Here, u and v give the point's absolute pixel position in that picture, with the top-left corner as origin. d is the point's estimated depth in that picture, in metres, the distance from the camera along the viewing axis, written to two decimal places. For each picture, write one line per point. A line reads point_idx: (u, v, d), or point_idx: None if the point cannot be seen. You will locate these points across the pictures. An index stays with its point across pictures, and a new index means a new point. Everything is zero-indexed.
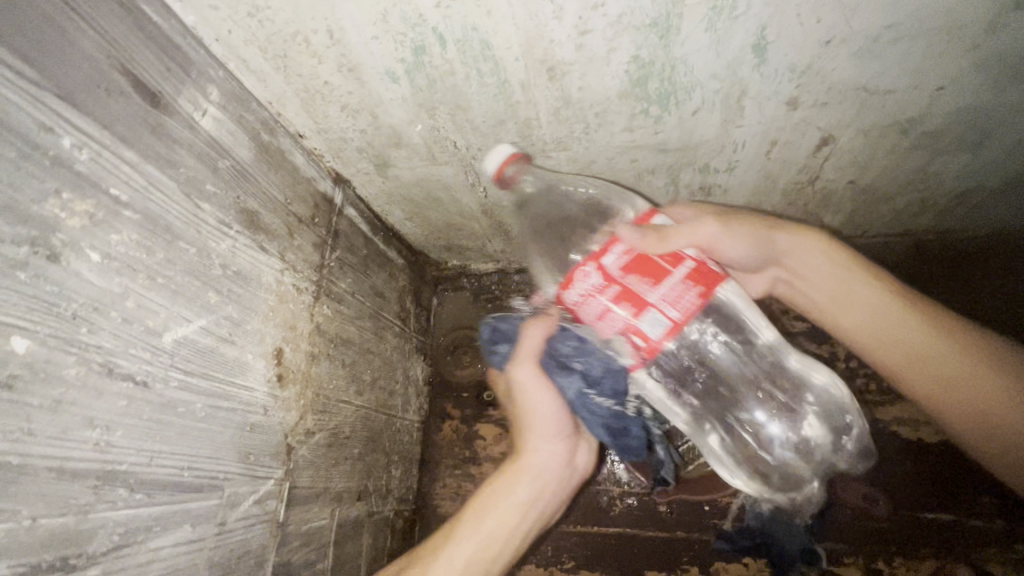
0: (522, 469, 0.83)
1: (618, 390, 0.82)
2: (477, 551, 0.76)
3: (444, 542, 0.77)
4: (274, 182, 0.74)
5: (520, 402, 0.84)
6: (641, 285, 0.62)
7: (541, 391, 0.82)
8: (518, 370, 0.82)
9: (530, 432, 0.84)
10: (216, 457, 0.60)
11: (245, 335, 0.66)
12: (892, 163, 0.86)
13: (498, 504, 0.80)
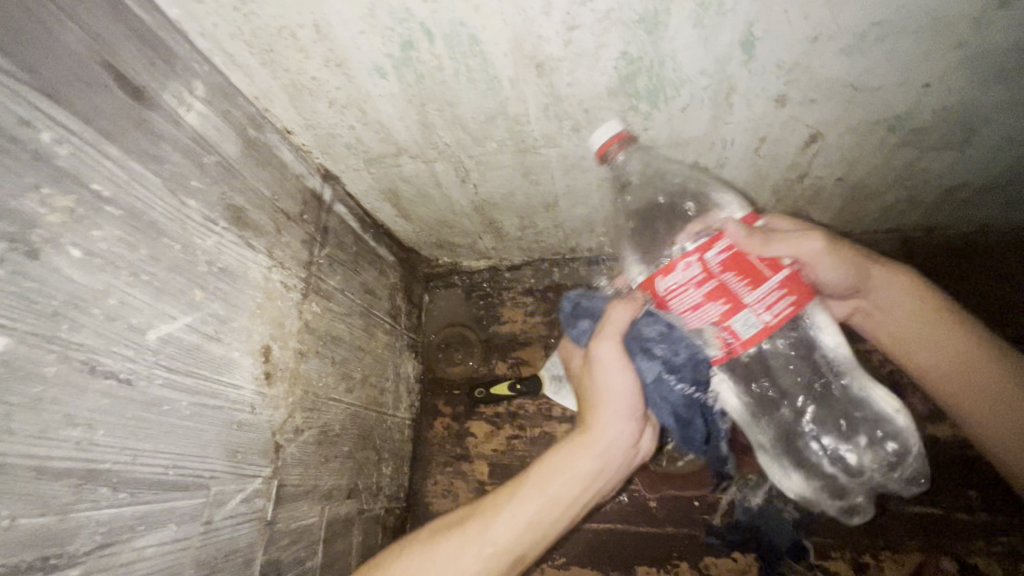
0: (591, 438, 0.76)
1: (698, 379, 0.77)
2: (536, 519, 0.73)
3: (502, 506, 0.74)
4: (261, 178, 0.74)
5: (597, 373, 0.78)
6: (739, 284, 0.62)
7: (620, 366, 0.76)
8: (601, 343, 0.77)
9: (601, 402, 0.77)
10: (202, 455, 0.59)
11: (232, 333, 0.65)
12: (881, 161, 0.86)
13: (561, 472, 0.75)
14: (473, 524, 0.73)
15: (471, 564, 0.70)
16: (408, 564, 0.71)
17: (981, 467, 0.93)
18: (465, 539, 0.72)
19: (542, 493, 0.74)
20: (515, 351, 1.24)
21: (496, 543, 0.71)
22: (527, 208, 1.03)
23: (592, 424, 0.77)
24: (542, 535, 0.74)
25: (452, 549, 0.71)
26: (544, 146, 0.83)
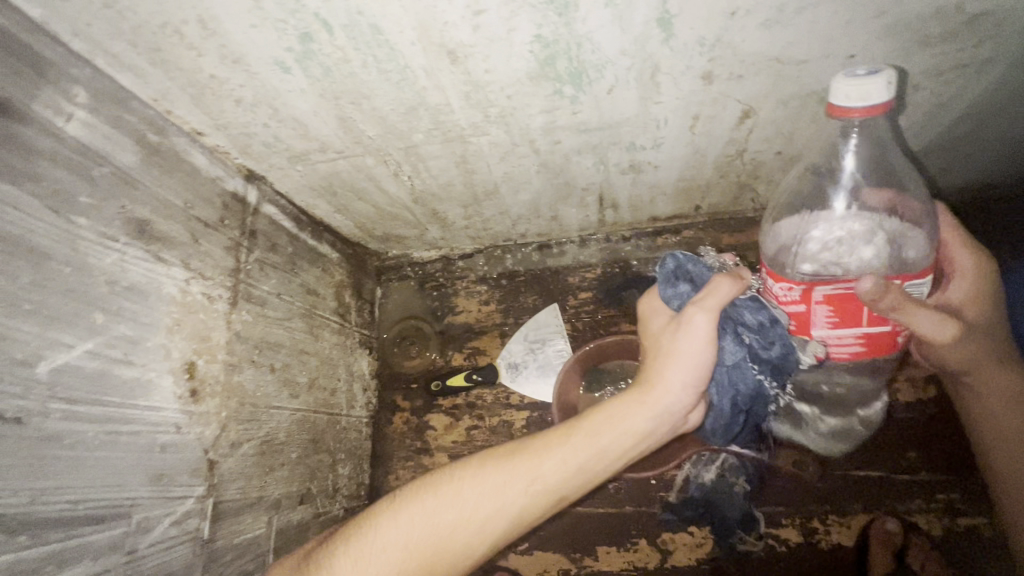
0: (655, 394, 0.66)
1: (778, 372, 0.77)
2: (588, 466, 0.64)
3: (553, 445, 0.65)
4: (168, 187, 0.69)
5: (680, 339, 0.67)
6: (822, 320, 0.64)
7: (709, 339, 0.66)
8: (700, 310, 0.66)
9: (670, 365, 0.67)
10: (119, 484, 0.57)
11: (146, 353, 0.62)
12: (818, 133, 0.85)
13: (620, 416, 0.65)
14: (520, 457, 0.64)
15: (515, 498, 0.62)
16: (445, 487, 0.64)
17: (922, 429, 0.95)
18: (510, 474, 0.63)
19: (596, 438, 0.65)
20: (470, 341, 1.22)
21: (543, 480, 0.63)
22: (467, 197, 1.01)
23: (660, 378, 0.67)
24: (589, 484, 0.65)
25: (494, 483, 0.63)
26: (472, 135, 0.80)
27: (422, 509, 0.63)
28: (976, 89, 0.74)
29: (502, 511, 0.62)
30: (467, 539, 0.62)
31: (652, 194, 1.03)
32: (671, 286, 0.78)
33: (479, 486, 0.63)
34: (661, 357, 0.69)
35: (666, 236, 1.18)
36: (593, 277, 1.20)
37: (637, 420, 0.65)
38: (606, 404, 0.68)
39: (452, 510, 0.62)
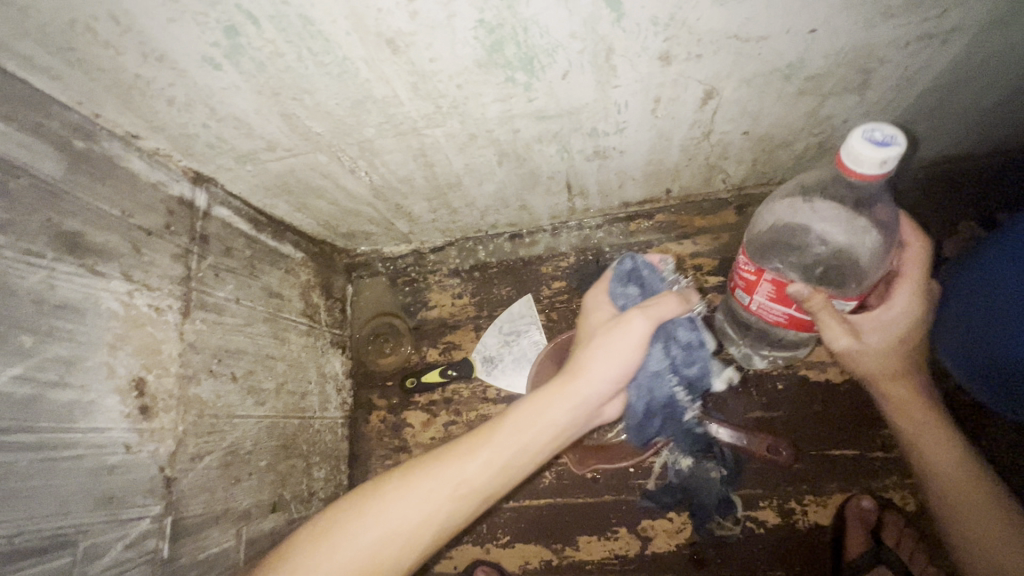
0: (578, 388, 0.69)
1: (690, 378, 0.87)
2: (511, 463, 0.65)
3: (475, 448, 0.65)
4: (101, 196, 0.66)
5: (615, 340, 0.70)
6: (764, 293, 0.70)
7: (640, 342, 0.70)
8: (641, 314, 0.70)
9: (602, 365, 0.69)
10: (61, 512, 0.55)
11: (85, 373, 0.60)
12: (784, 111, 0.82)
13: (542, 407, 0.67)
14: (443, 464, 0.64)
15: (440, 505, 0.62)
16: (362, 506, 0.62)
17: None
18: (433, 481, 0.63)
19: (520, 434, 0.66)
20: (445, 335, 1.20)
21: (468, 482, 0.63)
22: (430, 191, 0.97)
23: (584, 372, 0.69)
24: (514, 480, 0.67)
25: (417, 494, 0.62)
26: (427, 127, 0.77)
27: (347, 526, 0.61)
28: (942, 60, 0.72)
29: (429, 520, 0.62)
30: (393, 554, 0.60)
31: (621, 179, 1.01)
32: (622, 284, 0.83)
33: (405, 499, 0.62)
34: (589, 352, 0.70)
35: (638, 221, 1.16)
36: (567, 265, 1.18)
37: (555, 412, 0.67)
38: (524, 399, 0.69)
39: (374, 531, 0.60)
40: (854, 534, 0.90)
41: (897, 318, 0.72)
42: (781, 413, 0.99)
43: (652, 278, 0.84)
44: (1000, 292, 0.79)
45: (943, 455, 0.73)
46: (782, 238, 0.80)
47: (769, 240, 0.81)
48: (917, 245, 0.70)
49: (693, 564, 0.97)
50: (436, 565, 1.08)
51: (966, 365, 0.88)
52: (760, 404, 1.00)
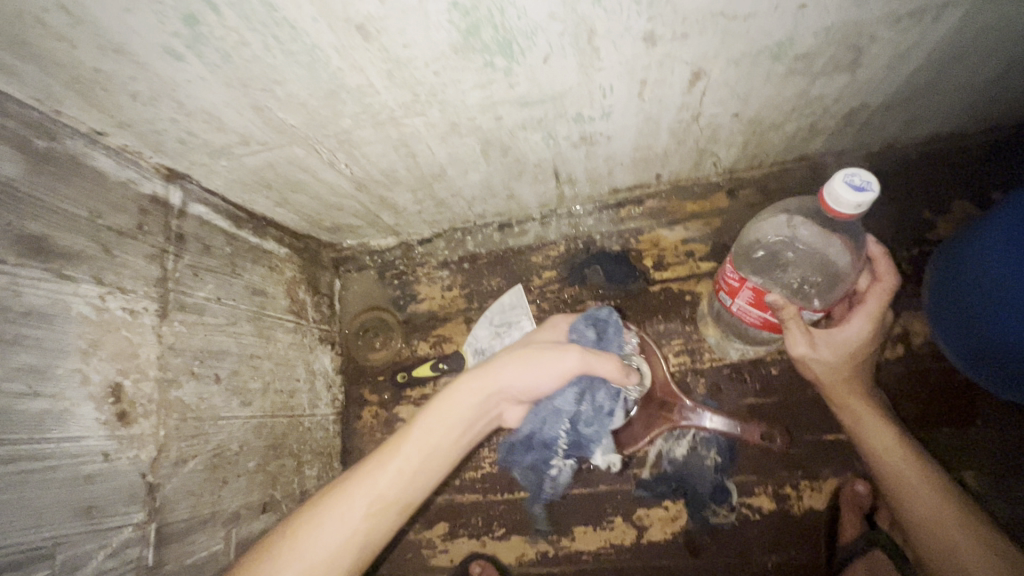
0: (483, 392, 0.79)
1: (579, 440, 0.88)
2: (420, 468, 0.74)
3: (385, 462, 0.73)
4: (66, 197, 0.63)
5: (539, 361, 0.80)
6: (743, 298, 0.75)
7: (561, 372, 0.80)
8: (578, 352, 0.79)
9: (520, 378, 0.80)
10: (37, 525, 0.54)
11: (56, 382, 0.58)
12: (774, 91, 0.80)
13: (443, 413, 0.77)
14: (355, 486, 0.72)
15: (358, 523, 0.70)
16: (284, 545, 0.68)
17: (888, 388, 0.96)
18: (351, 501, 0.70)
19: (425, 440, 0.75)
20: (435, 329, 1.19)
21: (383, 494, 0.71)
22: (414, 182, 0.95)
23: (488, 378, 0.79)
24: (428, 483, 0.75)
25: (335, 516, 0.69)
26: (406, 116, 0.74)
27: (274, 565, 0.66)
28: (937, 35, 0.69)
29: (353, 534, 0.69)
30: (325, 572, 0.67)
31: (610, 165, 0.98)
32: (582, 326, 0.89)
33: (325, 525, 0.69)
34: (494, 365, 0.81)
35: (629, 208, 1.14)
36: (557, 254, 1.16)
37: (456, 410, 0.77)
38: (422, 412, 0.78)
39: (301, 562, 0.66)
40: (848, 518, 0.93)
41: (850, 339, 0.78)
42: (775, 399, 0.98)
43: (614, 336, 0.89)
44: (990, 267, 0.78)
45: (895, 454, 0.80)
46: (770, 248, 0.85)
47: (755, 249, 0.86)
48: (883, 282, 0.75)
49: (688, 551, 0.97)
50: (432, 559, 1.07)
51: (962, 345, 0.87)
52: (754, 390, 1.00)
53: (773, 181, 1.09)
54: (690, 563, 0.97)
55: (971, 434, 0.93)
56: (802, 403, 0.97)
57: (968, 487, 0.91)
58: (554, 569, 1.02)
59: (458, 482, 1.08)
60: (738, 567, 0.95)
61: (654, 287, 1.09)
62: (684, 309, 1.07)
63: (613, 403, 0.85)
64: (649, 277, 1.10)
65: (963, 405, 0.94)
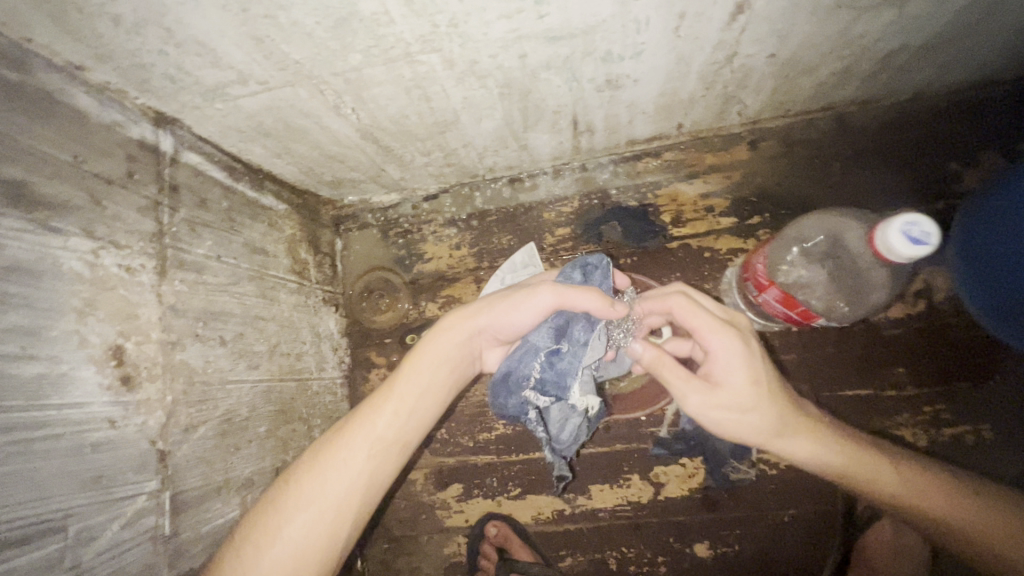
0: (468, 329, 0.79)
1: (560, 381, 0.80)
2: (416, 406, 0.73)
3: (380, 406, 0.72)
4: (45, 138, 0.56)
5: (513, 298, 0.78)
6: (765, 298, 0.77)
7: (541, 310, 0.77)
8: (550, 287, 0.76)
9: (506, 318, 0.79)
10: (42, 497, 0.50)
11: (51, 344, 0.52)
12: (816, 29, 0.74)
13: (430, 354, 0.76)
14: (353, 433, 0.70)
15: (362, 465, 0.68)
16: (290, 500, 0.66)
17: (910, 344, 0.95)
18: (351, 449, 0.69)
19: (417, 380, 0.74)
20: (443, 289, 1.14)
21: (383, 438, 0.70)
22: (423, 131, 0.88)
23: (473, 316, 0.79)
24: (424, 421, 0.74)
25: (335, 465, 0.68)
26: (421, 52, 0.67)
27: (275, 526, 0.64)
28: None
29: (358, 480, 0.68)
30: (333, 522, 0.65)
31: (631, 113, 0.93)
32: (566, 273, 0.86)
33: (329, 472, 0.68)
34: (477, 305, 0.80)
35: (646, 160, 1.09)
36: (571, 210, 1.11)
37: (441, 348, 0.77)
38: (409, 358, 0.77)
39: (308, 512, 0.65)
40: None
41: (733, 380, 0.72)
42: (794, 354, 0.98)
43: (600, 278, 0.83)
44: None
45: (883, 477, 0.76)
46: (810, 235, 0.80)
47: (802, 245, 0.79)
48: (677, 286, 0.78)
49: (704, 506, 0.98)
50: (447, 520, 1.07)
51: (987, 302, 0.86)
52: (773, 348, 0.98)
53: (796, 133, 1.04)
54: (706, 517, 0.98)
55: (986, 388, 0.93)
56: (820, 361, 0.97)
57: (982, 438, 0.92)
58: (570, 526, 1.02)
59: (471, 443, 1.06)
60: (754, 520, 0.96)
61: (672, 244, 1.06)
62: (703, 266, 1.04)
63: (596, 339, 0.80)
64: (667, 233, 1.06)
65: (977, 359, 0.93)
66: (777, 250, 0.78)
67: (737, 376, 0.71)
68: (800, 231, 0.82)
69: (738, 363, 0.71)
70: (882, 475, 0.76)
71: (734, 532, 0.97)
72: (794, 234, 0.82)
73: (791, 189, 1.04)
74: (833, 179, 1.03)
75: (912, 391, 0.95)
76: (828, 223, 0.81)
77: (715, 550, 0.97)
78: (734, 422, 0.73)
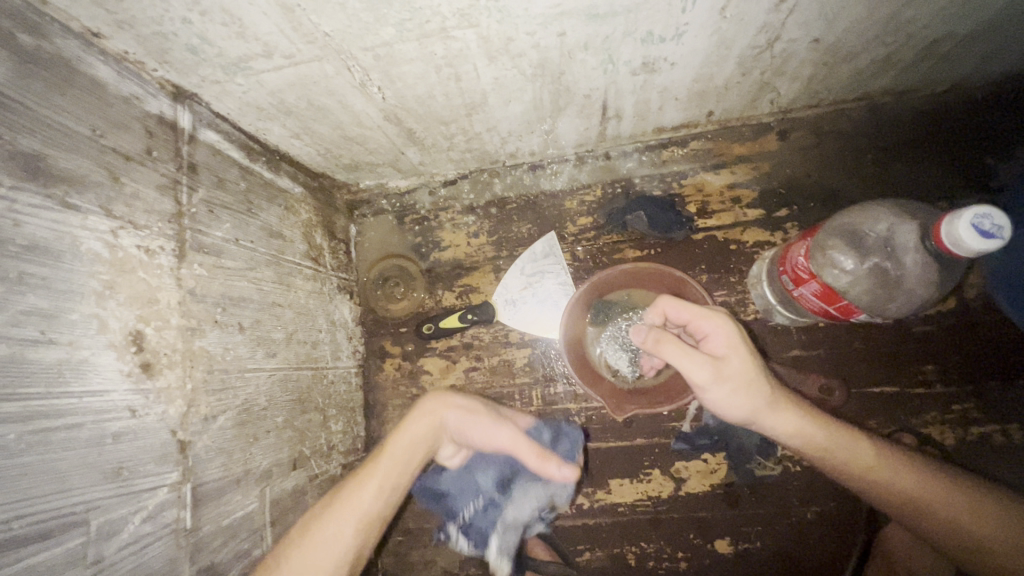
0: (439, 421, 0.79)
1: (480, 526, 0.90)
2: (398, 486, 0.74)
3: (364, 482, 0.72)
4: (63, 108, 0.52)
5: (477, 421, 0.79)
6: (806, 289, 0.74)
7: (497, 442, 0.78)
8: (511, 431, 0.77)
9: (467, 432, 0.79)
10: (63, 490, 0.47)
11: (71, 328, 0.49)
12: (865, 12, 0.71)
13: (408, 433, 0.76)
14: (339, 509, 0.70)
15: (347, 540, 0.69)
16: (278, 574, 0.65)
17: (940, 342, 0.93)
18: (338, 524, 0.69)
19: (397, 467, 0.74)
20: (460, 278, 1.11)
21: (368, 515, 0.70)
22: (449, 113, 0.85)
23: (445, 408, 0.80)
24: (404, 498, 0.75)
25: (325, 536, 0.68)
26: (457, 28, 0.63)
27: None
28: None
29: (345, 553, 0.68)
30: None
31: (662, 100, 0.90)
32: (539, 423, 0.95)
33: (316, 547, 0.67)
34: (448, 399, 0.81)
35: (672, 148, 1.06)
36: (594, 199, 1.08)
37: (414, 446, 0.76)
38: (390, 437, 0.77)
39: None
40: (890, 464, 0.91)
41: (737, 367, 0.71)
42: (820, 350, 0.96)
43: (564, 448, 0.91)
44: None
45: (871, 459, 0.74)
46: (858, 226, 0.78)
47: (849, 237, 0.76)
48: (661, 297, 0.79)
49: (726, 502, 0.96)
50: None
51: None
52: (799, 343, 0.97)
53: (828, 123, 1.02)
54: (726, 514, 0.96)
55: (1015, 387, 0.91)
56: (848, 357, 0.96)
57: (1009, 438, 0.91)
58: (588, 521, 1.00)
59: None
60: (775, 516, 0.95)
61: (698, 236, 1.03)
62: (729, 259, 1.02)
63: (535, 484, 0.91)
64: (693, 225, 1.04)
65: (1006, 358, 0.92)
66: (824, 241, 0.76)
67: (736, 349, 0.72)
68: (847, 222, 0.79)
69: (734, 339, 0.72)
70: (865, 452, 0.75)
71: (756, 529, 0.95)
72: (842, 224, 0.78)
73: (820, 181, 1.02)
74: (863, 173, 1.01)
75: (940, 389, 0.93)
76: (873, 213, 0.78)
77: (735, 547, 0.96)
78: (734, 400, 0.72)
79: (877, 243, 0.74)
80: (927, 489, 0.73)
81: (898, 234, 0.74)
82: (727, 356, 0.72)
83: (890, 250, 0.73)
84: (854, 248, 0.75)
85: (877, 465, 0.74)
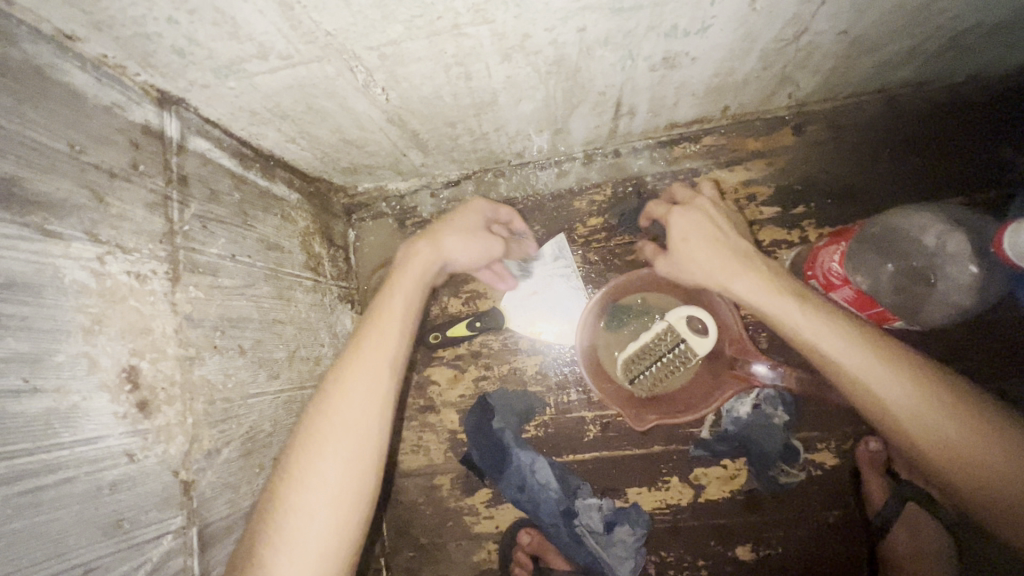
0: (438, 259, 0.79)
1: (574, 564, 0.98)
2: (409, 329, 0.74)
3: (383, 330, 0.71)
4: (36, 123, 0.47)
5: (477, 237, 0.83)
6: (840, 293, 0.76)
7: (489, 254, 0.86)
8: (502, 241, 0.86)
9: (461, 257, 0.82)
10: (58, 554, 0.42)
11: (58, 372, 0.44)
12: (898, 3, 0.67)
13: (406, 277, 0.76)
14: (365, 350, 0.69)
15: (383, 387, 0.68)
16: (324, 427, 0.64)
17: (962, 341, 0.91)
18: (369, 374, 0.67)
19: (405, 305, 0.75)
20: (466, 284, 1.07)
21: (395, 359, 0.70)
22: (456, 114, 0.80)
23: (438, 248, 0.79)
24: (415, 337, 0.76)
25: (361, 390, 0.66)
26: (470, 24, 0.58)
27: (319, 445, 0.63)
28: None
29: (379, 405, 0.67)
30: (366, 447, 0.64)
31: (678, 95, 0.85)
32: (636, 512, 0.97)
33: (352, 400, 0.65)
34: (447, 234, 0.81)
35: (684, 145, 1.02)
36: (604, 198, 1.04)
37: (413, 285, 0.76)
38: (392, 281, 0.77)
39: (343, 446, 0.63)
40: (876, 483, 0.90)
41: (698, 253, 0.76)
42: None
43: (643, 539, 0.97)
44: None
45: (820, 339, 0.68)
46: (900, 231, 0.72)
47: (886, 245, 0.72)
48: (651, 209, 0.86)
49: (747, 509, 0.94)
50: (476, 527, 1.02)
51: None
52: None
53: (844, 116, 0.98)
54: (748, 520, 0.94)
55: None
56: None
57: None
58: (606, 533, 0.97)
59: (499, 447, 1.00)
60: (796, 521, 0.93)
61: None
62: None
63: (595, 557, 0.96)
64: None
65: None
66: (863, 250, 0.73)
67: (699, 234, 0.77)
68: (890, 226, 0.74)
69: (700, 227, 0.77)
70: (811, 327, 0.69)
71: (777, 534, 0.94)
72: (887, 231, 0.73)
73: (837, 176, 0.99)
74: (881, 167, 0.99)
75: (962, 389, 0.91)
76: (918, 219, 0.73)
77: (757, 553, 0.94)
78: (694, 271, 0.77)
79: (922, 252, 0.69)
80: (883, 379, 0.64)
81: (948, 242, 0.68)
82: (690, 232, 0.77)
83: (934, 260, 0.68)
84: (892, 257, 0.70)
85: (826, 341, 0.68)
